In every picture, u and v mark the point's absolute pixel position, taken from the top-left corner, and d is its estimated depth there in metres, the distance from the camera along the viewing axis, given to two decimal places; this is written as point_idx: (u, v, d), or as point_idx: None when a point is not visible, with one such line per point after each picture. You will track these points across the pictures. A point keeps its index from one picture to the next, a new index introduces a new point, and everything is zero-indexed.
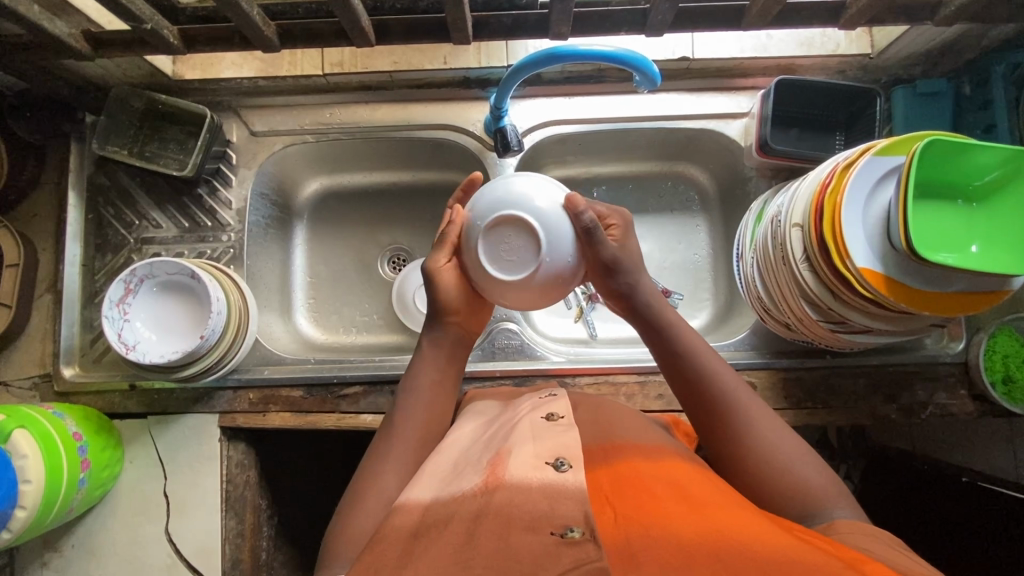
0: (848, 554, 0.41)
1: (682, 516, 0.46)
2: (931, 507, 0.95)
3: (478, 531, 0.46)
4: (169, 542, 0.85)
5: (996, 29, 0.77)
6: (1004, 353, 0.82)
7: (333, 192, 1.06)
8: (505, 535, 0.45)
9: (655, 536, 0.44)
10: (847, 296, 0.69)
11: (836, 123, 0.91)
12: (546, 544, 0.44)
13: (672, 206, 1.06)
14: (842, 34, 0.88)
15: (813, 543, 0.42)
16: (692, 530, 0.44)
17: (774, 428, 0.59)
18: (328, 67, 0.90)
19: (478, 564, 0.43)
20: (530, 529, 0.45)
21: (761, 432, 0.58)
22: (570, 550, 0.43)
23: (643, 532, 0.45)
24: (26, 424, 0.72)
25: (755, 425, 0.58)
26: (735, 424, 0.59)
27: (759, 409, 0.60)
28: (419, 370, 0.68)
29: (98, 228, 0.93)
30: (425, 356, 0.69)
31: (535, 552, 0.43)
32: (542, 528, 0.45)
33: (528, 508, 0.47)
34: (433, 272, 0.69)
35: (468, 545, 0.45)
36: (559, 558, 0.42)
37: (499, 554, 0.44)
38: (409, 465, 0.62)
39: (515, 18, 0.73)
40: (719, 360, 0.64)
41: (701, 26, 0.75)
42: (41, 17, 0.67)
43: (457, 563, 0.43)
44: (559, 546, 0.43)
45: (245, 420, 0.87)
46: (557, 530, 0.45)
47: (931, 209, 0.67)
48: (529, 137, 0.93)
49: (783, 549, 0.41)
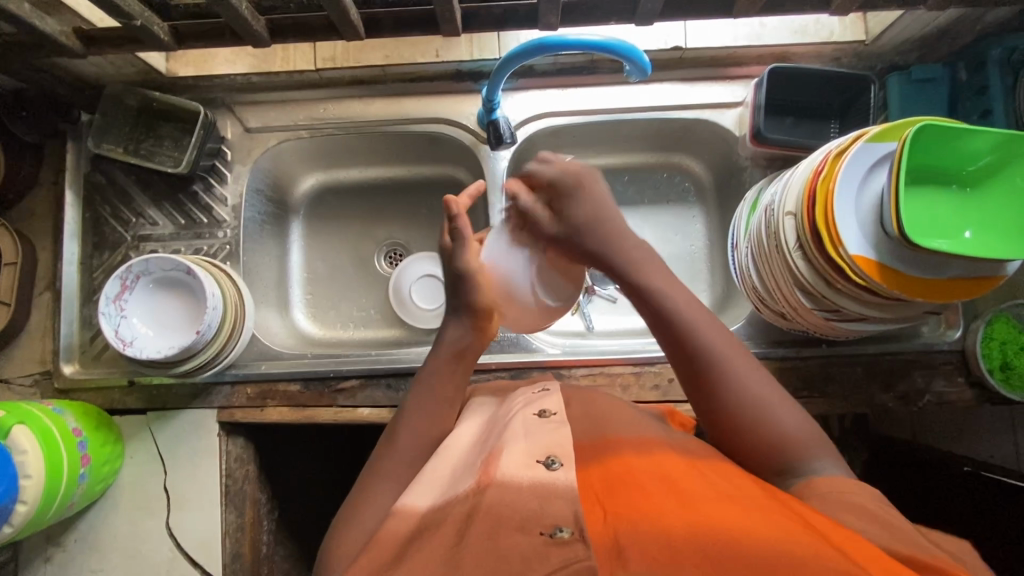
0: (835, 541, 0.41)
1: (671, 511, 0.46)
2: (933, 495, 0.94)
3: (469, 531, 0.46)
4: (171, 536, 0.86)
5: (991, 14, 0.76)
6: (1002, 340, 0.82)
7: (329, 188, 1.06)
8: (496, 534, 0.45)
9: (645, 534, 0.44)
10: (841, 285, 0.69)
11: (831, 111, 0.91)
12: (535, 544, 0.44)
13: (669, 197, 1.06)
14: (836, 20, 0.88)
15: (803, 532, 0.42)
16: (681, 525, 0.44)
17: (770, 390, 0.58)
18: (320, 62, 0.90)
19: (468, 563, 0.43)
20: (520, 529, 0.45)
21: (755, 394, 0.57)
22: (559, 550, 0.43)
23: (632, 527, 0.45)
24: (25, 420, 0.73)
25: (751, 386, 0.57)
26: (739, 407, 0.57)
27: (768, 389, 0.58)
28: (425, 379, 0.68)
29: (95, 226, 0.93)
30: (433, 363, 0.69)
31: (524, 553, 0.43)
32: (532, 528, 0.45)
33: (517, 507, 0.47)
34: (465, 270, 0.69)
35: (460, 548, 0.45)
36: (548, 558, 0.42)
37: (488, 553, 0.44)
38: (403, 463, 0.62)
39: (504, 9, 0.73)
40: (731, 345, 0.60)
41: (691, 14, 0.74)
42: (33, 15, 0.67)
43: (448, 565, 0.43)
44: (548, 545, 0.43)
45: (244, 414, 0.88)
46: (547, 529, 0.45)
47: (923, 196, 0.66)
48: (523, 129, 0.93)
49: (770, 543, 0.41)
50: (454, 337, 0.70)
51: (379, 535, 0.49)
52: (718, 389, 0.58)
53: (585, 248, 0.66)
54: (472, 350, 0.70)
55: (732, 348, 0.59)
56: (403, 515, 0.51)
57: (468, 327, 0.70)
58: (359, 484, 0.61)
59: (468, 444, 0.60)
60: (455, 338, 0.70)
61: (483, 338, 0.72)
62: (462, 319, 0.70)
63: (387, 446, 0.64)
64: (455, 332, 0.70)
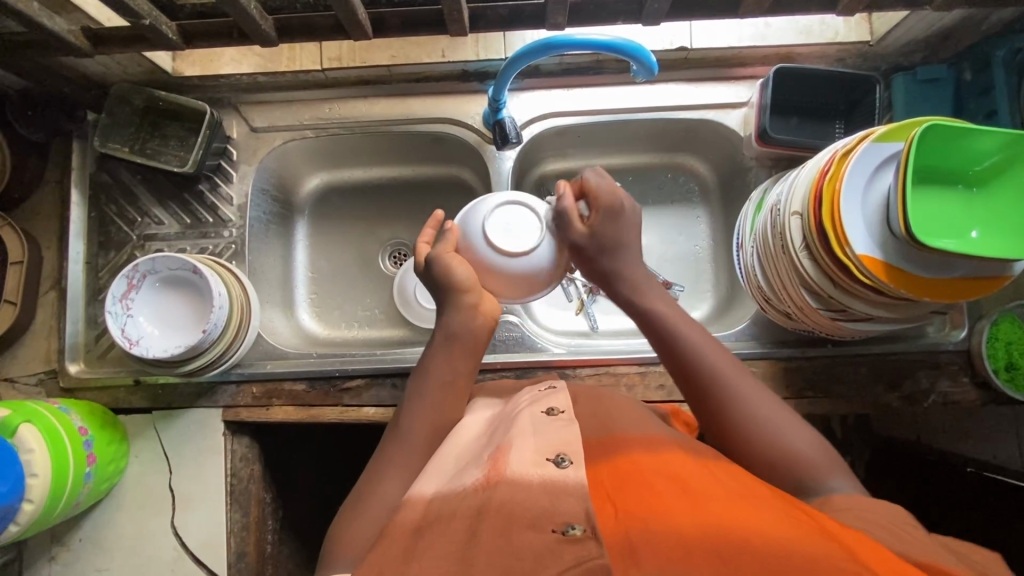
0: (847, 540, 0.41)
1: (682, 510, 0.46)
2: (938, 496, 0.94)
3: (480, 528, 0.46)
4: (176, 535, 0.86)
5: (996, 14, 0.76)
6: (1007, 340, 0.82)
7: (334, 188, 1.06)
8: (507, 532, 0.45)
9: (657, 533, 0.44)
10: (848, 284, 0.69)
11: (836, 112, 0.91)
12: (548, 541, 0.44)
13: (673, 198, 1.06)
14: (840, 21, 0.88)
15: (814, 532, 0.42)
16: (692, 524, 0.44)
17: (769, 403, 0.59)
18: (326, 62, 0.90)
19: (480, 560, 0.43)
20: (531, 527, 0.45)
21: (753, 407, 0.58)
22: (571, 547, 0.43)
23: (643, 525, 0.45)
24: (31, 418, 0.73)
25: (749, 399, 0.59)
26: (746, 424, 0.58)
27: (772, 406, 0.59)
28: (430, 368, 0.66)
29: (101, 225, 0.93)
30: (436, 352, 0.67)
31: (537, 549, 0.43)
32: (544, 526, 0.45)
33: (528, 505, 0.47)
34: (438, 258, 0.67)
35: (471, 545, 0.45)
36: (561, 555, 0.42)
37: (499, 550, 0.43)
38: (413, 462, 0.62)
39: (511, 9, 0.73)
40: (732, 365, 0.61)
41: (698, 14, 0.75)
42: (40, 14, 0.67)
43: (460, 562, 0.43)
44: (560, 543, 0.43)
45: (249, 414, 0.88)
46: (558, 527, 0.44)
47: (929, 196, 0.66)
48: (528, 129, 0.94)
49: (781, 542, 0.41)
50: (451, 320, 0.66)
51: (389, 531, 0.49)
52: (718, 404, 0.59)
53: (611, 265, 0.66)
54: (471, 332, 0.66)
55: (729, 363, 0.61)
56: (412, 511, 0.51)
57: (468, 306, 0.66)
58: (364, 478, 0.61)
59: (476, 442, 0.60)
60: (452, 320, 0.66)
61: (483, 317, 0.67)
62: (452, 298, 0.66)
63: (392, 443, 0.63)
64: (452, 314, 0.66)
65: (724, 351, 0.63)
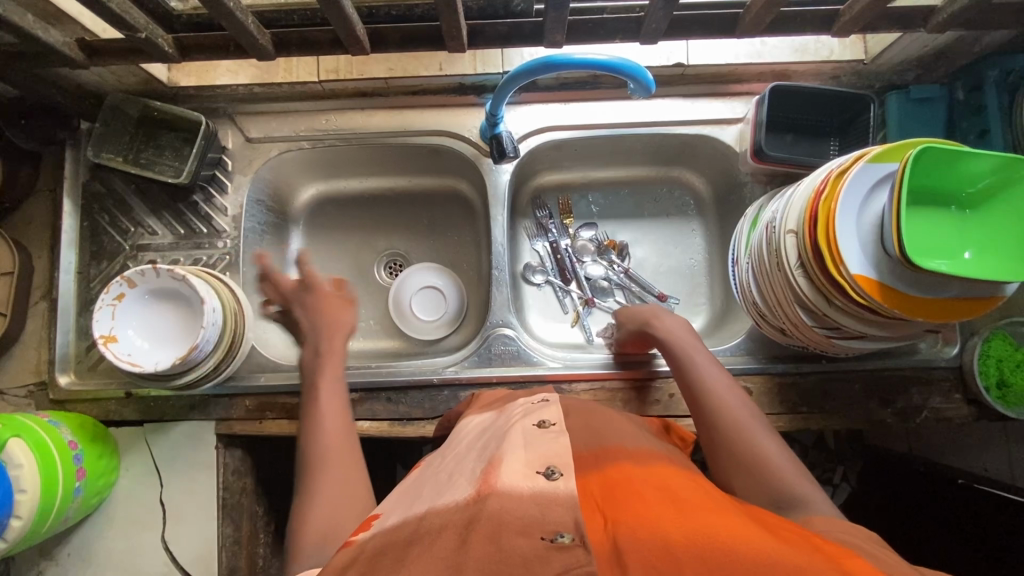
0: (830, 550, 0.41)
1: (671, 519, 0.45)
2: (930, 512, 0.95)
3: (473, 535, 0.43)
4: (166, 550, 0.85)
5: (989, 36, 0.77)
6: (998, 357, 0.82)
7: (330, 198, 1.06)
8: (495, 538, 0.43)
9: (646, 540, 0.43)
10: (842, 302, 0.69)
11: (830, 129, 0.91)
12: (537, 549, 0.42)
13: (669, 211, 1.06)
14: (836, 40, 0.89)
15: (797, 544, 0.43)
16: (678, 533, 0.43)
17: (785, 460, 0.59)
18: (323, 74, 0.90)
19: (471, 567, 0.41)
20: (521, 534, 0.43)
21: (737, 419, 0.63)
22: (559, 555, 0.41)
23: (632, 532, 0.44)
24: (20, 433, 0.72)
25: (767, 450, 0.60)
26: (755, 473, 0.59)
27: (788, 463, 0.59)
28: (320, 428, 0.67)
29: (93, 235, 0.92)
30: (330, 417, 0.69)
31: (525, 556, 0.41)
32: (533, 533, 0.43)
33: (519, 513, 0.45)
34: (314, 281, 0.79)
35: (460, 552, 0.43)
36: (549, 562, 0.40)
37: (490, 558, 0.41)
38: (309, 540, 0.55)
39: (510, 25, 0.74)
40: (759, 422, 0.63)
41: (695, 33, 0.75)
42: (35, 27, 0.67)
43: (451, 568, 0.41)
44: (548, 550, 0.42)
45: (242, 427, 0.87)
46: (547, 534, 0.43)
47: (925, 218, 0.67)
48: (526, 142, 0.94)
49: (769, 554, 0.40)
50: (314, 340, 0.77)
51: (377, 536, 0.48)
52: (727, 452, 0.62)
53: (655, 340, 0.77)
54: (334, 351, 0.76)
55: (753, 420, 0.63)
56: (355, 534, 0.50)
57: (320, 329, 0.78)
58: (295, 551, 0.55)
59: (469, 454, 0.60)
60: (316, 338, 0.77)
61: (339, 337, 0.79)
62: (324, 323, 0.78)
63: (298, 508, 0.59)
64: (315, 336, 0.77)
65: (753, 409, 0.65)
